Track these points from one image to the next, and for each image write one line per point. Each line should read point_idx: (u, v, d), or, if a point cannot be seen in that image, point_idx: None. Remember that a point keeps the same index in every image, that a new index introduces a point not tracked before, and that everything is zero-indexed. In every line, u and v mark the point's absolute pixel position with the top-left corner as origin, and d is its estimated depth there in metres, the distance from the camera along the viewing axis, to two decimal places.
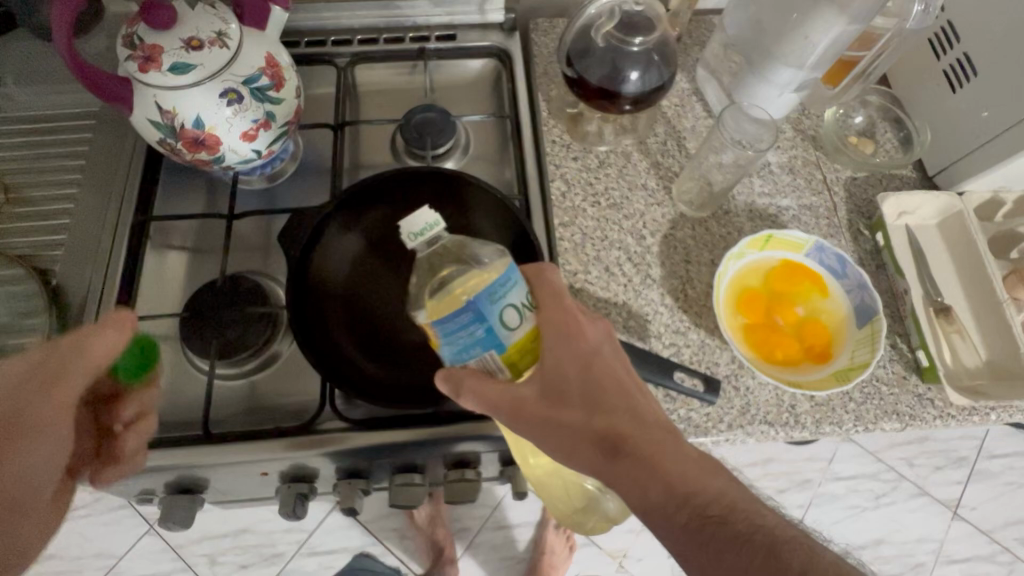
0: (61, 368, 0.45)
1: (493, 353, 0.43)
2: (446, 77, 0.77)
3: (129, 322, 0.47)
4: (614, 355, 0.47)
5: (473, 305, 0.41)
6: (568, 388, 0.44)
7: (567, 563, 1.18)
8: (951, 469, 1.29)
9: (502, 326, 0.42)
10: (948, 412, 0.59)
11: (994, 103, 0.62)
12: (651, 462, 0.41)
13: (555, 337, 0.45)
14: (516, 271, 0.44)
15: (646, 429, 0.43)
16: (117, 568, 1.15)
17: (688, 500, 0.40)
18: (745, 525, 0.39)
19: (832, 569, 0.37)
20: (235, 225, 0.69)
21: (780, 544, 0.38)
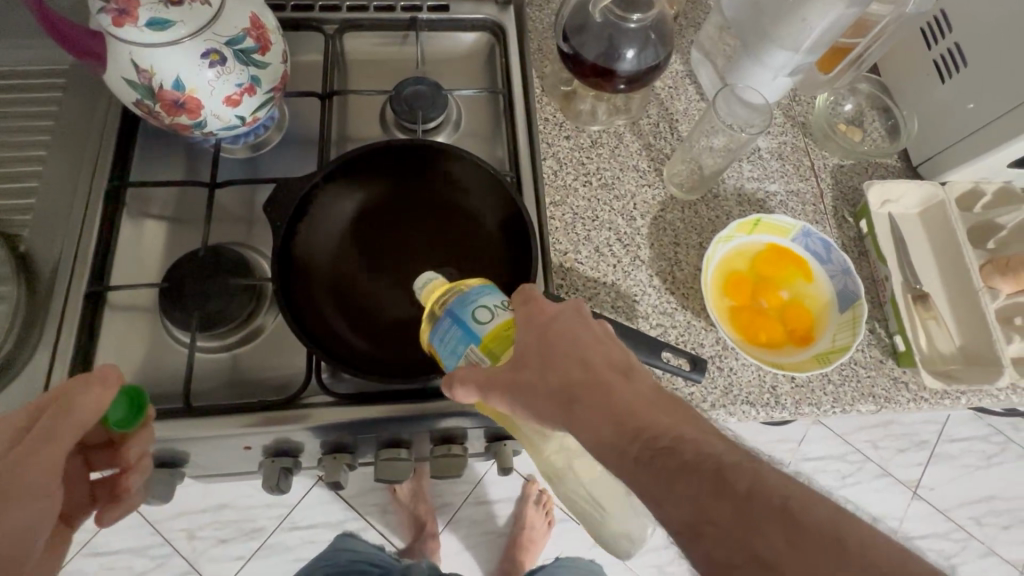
0: (50, 427, 0.43)
1: (473, 348, 0.47)
2: (438, 48, 0.75)
3: (114, 376, 0.45)
4: (575, 318, 0.47)
5: (448, 311, 0.49)
6: (527, 353, 0.45)
7: (546, 539, 1.21)
8: (913, 451, 1.35)
9: (474, 322, 0.47)
10: (921, 395, 0.61)
11: (979, 95, 0.64)
12: (606, 407, 0.41)
13: (526, 327, 0.46)
14: (493, 285, 0.51)
15: (603, 376, 0.42)
16: (93, 543, 1.13)
17: (638, 436, 0.39)
18: (693, 454, 0.36)
19: (782, 491, 0.33)
20: (218, 195, 0.66)
21: (727, 468, 0.35)
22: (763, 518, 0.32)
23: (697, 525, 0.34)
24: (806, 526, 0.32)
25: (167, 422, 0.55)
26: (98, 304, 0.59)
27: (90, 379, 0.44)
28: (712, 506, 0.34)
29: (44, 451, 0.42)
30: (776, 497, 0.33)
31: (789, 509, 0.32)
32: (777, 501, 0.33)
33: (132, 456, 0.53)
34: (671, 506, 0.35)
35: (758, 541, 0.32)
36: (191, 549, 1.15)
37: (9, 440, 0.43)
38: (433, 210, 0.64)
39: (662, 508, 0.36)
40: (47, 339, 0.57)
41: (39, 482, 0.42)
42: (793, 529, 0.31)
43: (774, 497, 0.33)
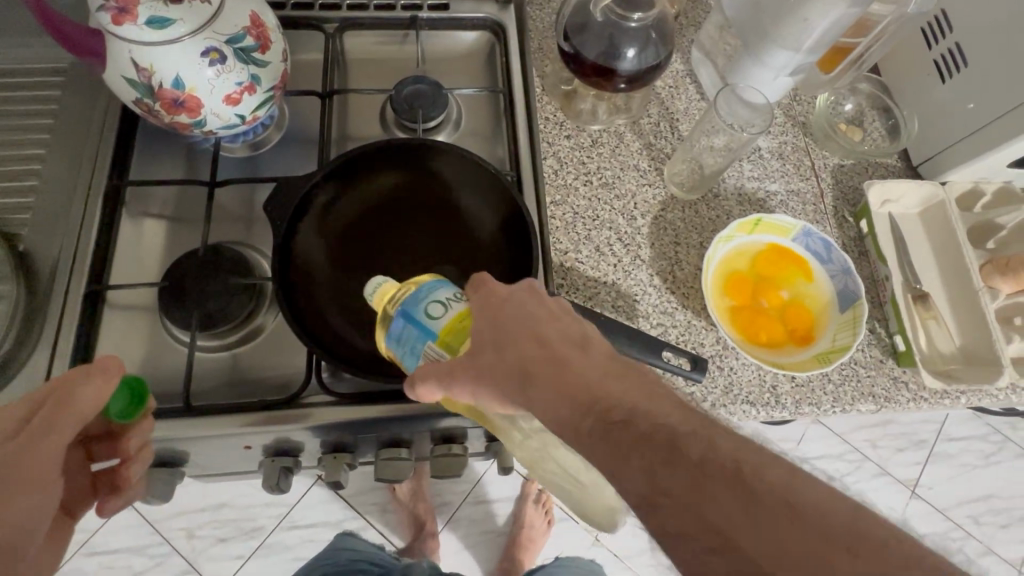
0: (49, 418, 0.43)
1: (432, 344, 0.47)
2: (438, 47, 0.75)
3: (116, 366, 0.46)
4: (527, 296, 0.47)
5: (400, 312, 0.48)
6: (481, 338, 0.45)
7: (546, 538, 1.21)
8: (912, 451, 1.35)
9: (429, 318, 0.47)
10: (921, 395, 0.61)
11: (979, 95, 0.64)
12: (560, 384, 0.40)
13: (480, 315, 0.46)
14: (442, 278, 0.50)
15: (558, 352, 0.42)
16: (92, 542, 1.13)
17: (594, 410, 0.38)
18: (647, 426, 0.36)
19: (735, 456, 0.33)
20: (217, 194, 0.66)
21: (680, 437, 0.34)
22: (715, 487, 0.32)
23: (653, 497, 0.33)
24: (759, 491, 0.31)
25: (167, 422, 0.55)
26: (97, 303, 0.59)
27: (92, 368, 0.45)
28: (666, 475, 0.33)
29: (45, 440, 0.43)
30: (730, 464, 0.32)
31: (743, 476, 0.32)
32: (730, 466, 0.32)
33: (131, 447, 0.53)
34: (627, 479, 0.35)
35: (711, 510, 0.31)
36: (190, 549, 1.15)
37: (8, 429, 0.43)
38: (433, 210, 0.64)
39: (618, 480, 0.35)
40: (46, 339, 0.57)
41: (40, 470, 0.43)
42: (745, 495, 0.31)
43: (728, 462, 0.32)
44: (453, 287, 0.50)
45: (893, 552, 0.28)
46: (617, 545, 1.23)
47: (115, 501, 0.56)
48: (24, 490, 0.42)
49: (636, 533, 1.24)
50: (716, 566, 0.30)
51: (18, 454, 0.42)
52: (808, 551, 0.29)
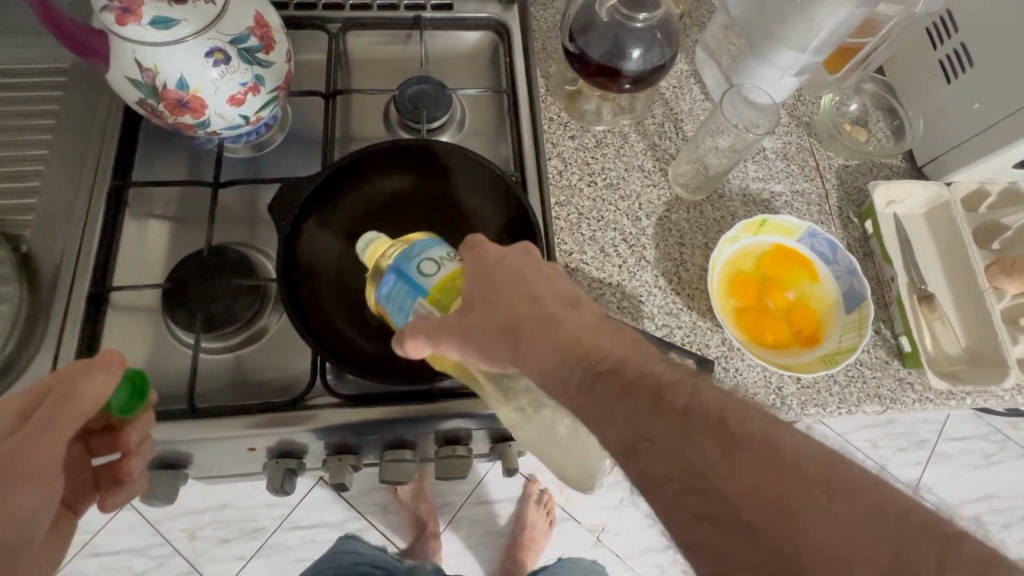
0: (49, 416, 0.43)
1: (422, 300, 0.48)
2: (441, 47, 0.74)
3: (116, 362, 0.45)
4: (519, 256, 0.48)
5: (393, 267, 0.50)
6: (472, 296, 0.46)
7: (547, 538, 1.21)
8: (913, 450, 1.35)
9: (420, 275, 0.48)
10: (927, 396, 0.61)
11: (985, 95, 0.64)
12: (549, 337, 0.42)
13: (473, 273, 0.47)
14: (436, 238, 0.51)
15: (546, 308, 0.44)
16: (93, 543, 1.13)
17: (581, 361, 0.40)
18: (634, 376, 0.37)
19: (719, 406, 0.34)
20: (220, 194, 0.66)
21: (665, 387, 0.36)
22: (697, 432, 0.33)
23: (635, 443, 0.35)
24: (740, 438, 0.32)
25: (173, 424, 0.54)
26: (101, 305, 0.59)
27: (92, 363, 0.45)
28: (649, 423, 0.35)
29: (43, 439, 0.42)
30: (713, 412, 0.33)
31: (726, 422, 0.33)
32: (713, 415, 0.33)
33: (132, 441, 0.52)
34: (611, 427, 0.36)
35: (691, 453, 0.32)
36: (192, 549, 1.15)
37: (8, 424, 0.43)
38: (438, 211, 0.64)
39: (602, 429, 0.37)
40: (49, 341, 0.57)
41: (38, 469, 0.42)
42: (726, 441, 0.32)
43: (712, 411, 0.33)
44: (448, 248, 0.51)
45: (866, 491, 0.29)
46: (619, 545, 1.23)
47: (116, 498, 0.55)
48: (21, 489, 0.42)
49: (638, 533, 1.24)
50: (694, 506, 0.32)
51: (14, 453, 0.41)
52: (783, 489, 0.29)
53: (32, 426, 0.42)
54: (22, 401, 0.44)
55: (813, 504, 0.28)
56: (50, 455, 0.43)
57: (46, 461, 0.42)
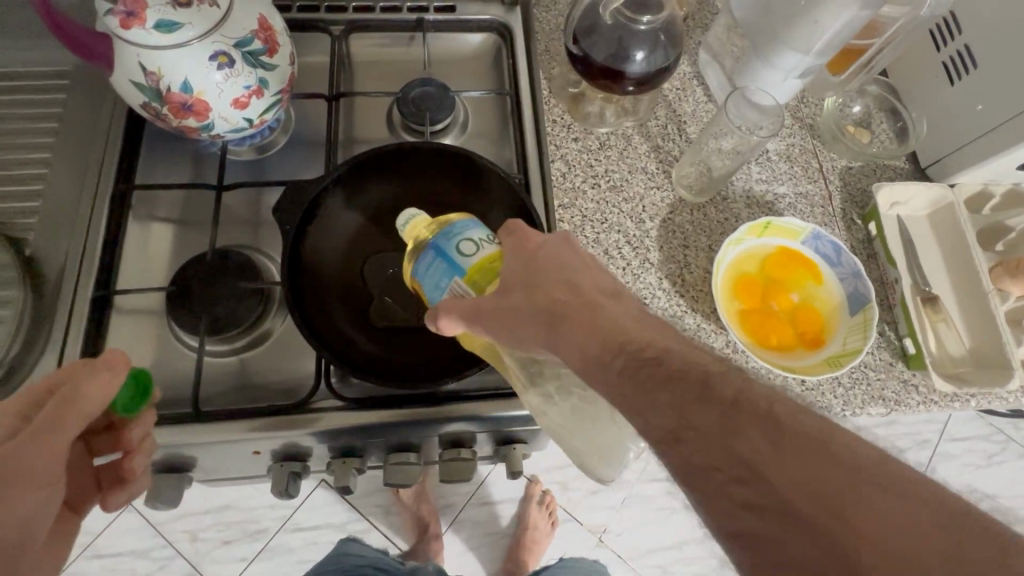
0: (52, 417, 0.42)
1: (458, 280, 0.49)
2: (444, 49, 0.74)
3: (122, 361, 0.45)
4: (561, 242, 0.48)
5: (432, 244, 0.50)
6: (511, 279, 0.46)
7: (550, 539, 1.21)
8: (915, 451, 1.35)
9: (458, 255, 0.49)
10: (931, 398, 0.61)
11: (988, 97, 0.64)
12: (590, 324, 0.42)
13: (512, 255, 0.48)
14: (476, 220, 0.52)
15: (590, 296, 0.44)
16: (95, 546, 1.13)
17: (623, 349, 0.39)
18: (680, 366, 0.37)
19: (769, 398, 0.33)
20: (224, 197, 0.66)
21: (714, 376, 0.35)
22: (745, 422, 0.32)
23: (677, 431, 0.34)
24: (792, 428, 0.31)
25: (178, 428, 0.54)
26: (104, 308, 0.59)
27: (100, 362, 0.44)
28: (694, 410, 0.34)
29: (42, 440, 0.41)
30: (763, 404, 0.33)
31: (775, 413, 0.32)
32: (764, 406, 0.33)
33: (134, 438, 0.52)
34: (652, 416, 0.36)
35: (739, 442, 0.32)
36: (194, 551, 1.15)
37: (8, 426, 0.42)
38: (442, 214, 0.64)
39: (643, 417, 0.36)
40: (53, 345, 0.57)
41: (39, 472, 0.41)
42: (776, 431, 0.31)
43: (762, 403, 0.33)
44: (487, 231, 0.51)
45: (928, 490, 0.28)
46: (621, 546, 1.23)
47: (120, 497, 0.55)
48: (21, 490, 0.41)
49: (641, 534, 1.24)
50: (738, 496, 0.31)
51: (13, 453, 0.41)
52: (837, 482, 0.28)
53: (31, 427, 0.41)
54: (24, 399, 0.44)
55: (869, 498, 0.27)
56: (54, 456, 0.42)
57: (49, 462, 0.42)
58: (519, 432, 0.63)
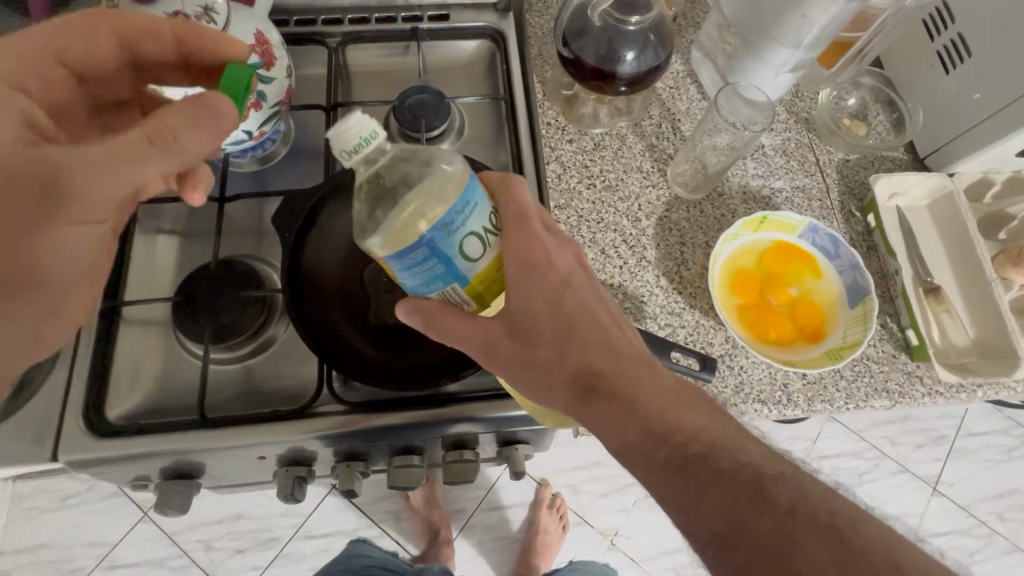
0: (140, 148, 0.42)
1: (455, 287, 0.43)
2: (440, 57, 0.75)
3: (225, 112, 0.43)
4: (585, 285, 0.48)
5: (429, 240, 0.39)
6: (539, 324, 0.45)
7: (561, 543, 1.20)
8: (931, 447, 1.33)
9: (462, 258, 0.41)
10: (936, 389, 0.61)
11: (985, 85, 0.64)
12: (630, 399, 0.43)
13: (518, 272, 0.44)
14: (473, 191, 0.41)
15: (626, 364, 0.44)
16: (111, 556, 1.15)
17: (667, 440, 0.41)
18: (728, 463, 0.39)
19: (830, 509, 0.36)
20: (228, 209, 0.68)
21: (768, 481, 0.37)
22: (805, 536, 0.35)
23: (730, 538, 0.37)
24: (857, 543, 0.34)
25: (183, 434, 0.55)
26: (113, 319, 0.60)
27: (205, 103, 0.42)
28: (751, 521, 0.36)
29: (94, 174, 0.42)
30: (823, 515, 0.35)
31: (836, 525, 0.35)
32: (825, 517, 0.35)
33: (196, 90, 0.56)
34: (703, 518, 0.38)
35: (800, 561, 0.34)
36: (208, 561, 1.16)
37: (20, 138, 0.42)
38: None
39: (690, 519, 0.39)
40: (65, 358, 0.60)
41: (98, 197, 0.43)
42: (843, 545, 0.34)
43: (823, 513, 0.35)
44: (484, 209, 0.42)
45: None
46: (633, 549, 1.23)
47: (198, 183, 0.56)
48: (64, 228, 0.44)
49: (652, 535, 1.23)
50: None
51: (60, 174, 0.42)
52: None
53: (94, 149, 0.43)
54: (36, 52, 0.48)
55: None
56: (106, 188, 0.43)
57: (102, 193, 0.43)
58: (520, 432, 0.64)
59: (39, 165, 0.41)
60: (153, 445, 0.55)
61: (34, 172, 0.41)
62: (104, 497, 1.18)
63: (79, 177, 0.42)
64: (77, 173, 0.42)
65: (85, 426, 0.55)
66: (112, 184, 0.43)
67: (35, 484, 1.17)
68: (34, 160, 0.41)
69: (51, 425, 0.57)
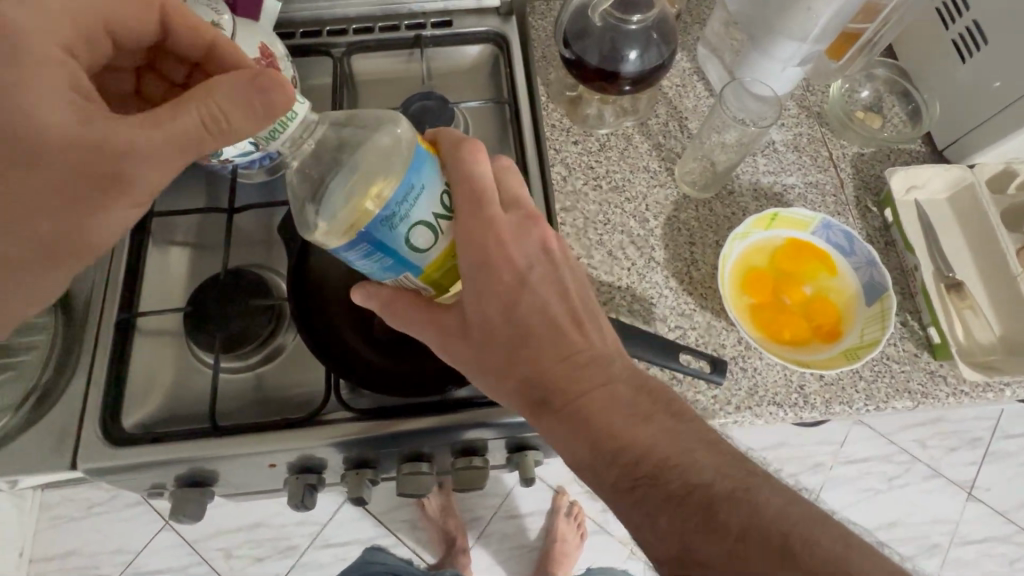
0: (193, 138, 0.44)
1: (409, 276, 0.43)
2: (444, 64, 0.76)
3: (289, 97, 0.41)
4: (544, 281, 0.46)
5: (371, 236, 0.38)
6: (493, 331, 0.45)
7: (579, 551, 1.19)
8: (964, 450, 1.28)
9: (411, 250, 0.41)
10: (961, 389, 0.58)
11: (1004, 71, 0.61)
12: (582, 411, 0.43)
13: (471, 270, 0.44)
14: (418, 176, 0.39)
15: (579, 374, 0.44)
16: (135, 564, 1.17)
17: (617, 457, 0.41)
18: (679, 484, 0.40)
19: (785, 531, 0.36)
20: (238, 219, 0.69)
21: (719, 504, 0.38)
22: (757, 561, 0.36)
23: (684, 561, 0.38)
24: (808, 565, 0.35)
25: (194, 442, 0.56)
26: (128, 329, 0.61)
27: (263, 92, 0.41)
28: (701, 545, 0.37)
29: (148, 164, 0.44)
30: (776, 538, 0.36)
31: (788, 548, 0.36)
32: (777, 540, 0.36)
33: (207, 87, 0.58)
34: (655, 538, 0.40)
35: None
36: (229, 569, 1.17)
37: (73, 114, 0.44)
38: None
39: (646, 537, 0.40)
40: (83, 369, 0.61)
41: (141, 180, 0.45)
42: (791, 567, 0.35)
43: (774, 535, 0.36)
44: (434, 194, 0.41)
45: None
46: None
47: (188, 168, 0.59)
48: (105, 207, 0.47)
49: None
50: None
51: (119, 165, 0.44)
52: None
53: (144, 136, 0.43)
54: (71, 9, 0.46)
55: None
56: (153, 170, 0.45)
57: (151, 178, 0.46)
58: (531, 437, 0.63)
59: (101, 150, 0.43)
60: (166, 454, 0.55)
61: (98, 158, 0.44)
62: (128, 505, 1.20)
63: (137, 169, 0.44)
64: (135, 164, 0.44)
65: (101, 435, 0.56)
66: (167, 170, 0.46)
67: (63, 492, 1.20)
68: (95, 151, 0.43)
69: (70, 434, 0.58)
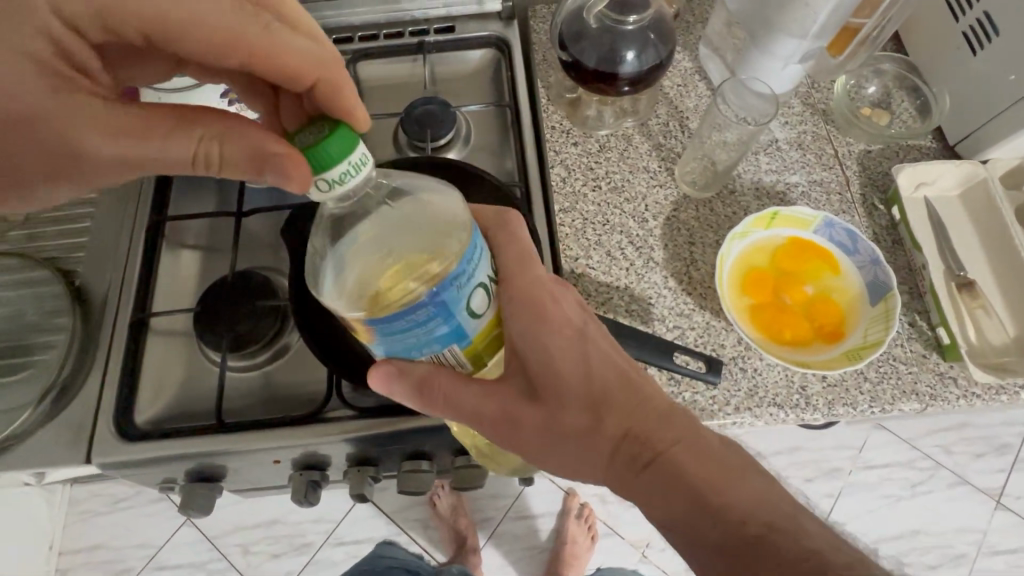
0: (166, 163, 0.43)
1: (454, 347, 0.40)
2: (447, 68, 0.77)
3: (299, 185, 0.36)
4: (603, 333, 0.47)
5: (439, 299, 0.36)
6: (568, 390, 0.44)
7: (590, 554, 1.18)
8: (993, 456, 1.23)
9: (469, 314, 0.39)
10: (972, 391, 0.56)
11: (1016, 64, 0.59)
12: (670, 467, 0.42)
13: (534, 330, 0.43)
14: (479, 241, 0.40)
15: (661, 429, 0.43)
16: (157, 558, 1.21)
17: (717, 516, 0.41)
18: (790, 545, 0.39)
19: None
20: (246, 223, 0.71)
21: (832, 567, 0.37)
22: None
23: None
24: None
25: (201, 438, 0.58)
26: (141, 328, 0.64)
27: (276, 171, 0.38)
28: None
29: (106, 171, 0.44)
30: None
31: None
32: None
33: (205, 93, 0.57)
34: None
35: None
36: (246, 565, 1.20)
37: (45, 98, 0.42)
38: None
39: None
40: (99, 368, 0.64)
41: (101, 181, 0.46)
42: None
43: None
44: (488, 259, 0.41)
45: None
46: (666, 562, 1.19)
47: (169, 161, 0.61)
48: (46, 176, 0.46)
49: None
50: None
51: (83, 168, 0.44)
52: None
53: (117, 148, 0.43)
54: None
55: None
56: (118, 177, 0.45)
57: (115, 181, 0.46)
58: None
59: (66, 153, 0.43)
60: (173, 449, 0.57)
61: (55, 154, 0.44)
62: (151, 501, 1.24)
63: (100, 174, 0.45)
64: (93, 166, 0.44)
65: (114, 431, 0.59)
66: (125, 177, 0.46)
67: (91, 488, 1.25)
68: (62, 150, 0.43)
69: (85, 431, 0.61)
